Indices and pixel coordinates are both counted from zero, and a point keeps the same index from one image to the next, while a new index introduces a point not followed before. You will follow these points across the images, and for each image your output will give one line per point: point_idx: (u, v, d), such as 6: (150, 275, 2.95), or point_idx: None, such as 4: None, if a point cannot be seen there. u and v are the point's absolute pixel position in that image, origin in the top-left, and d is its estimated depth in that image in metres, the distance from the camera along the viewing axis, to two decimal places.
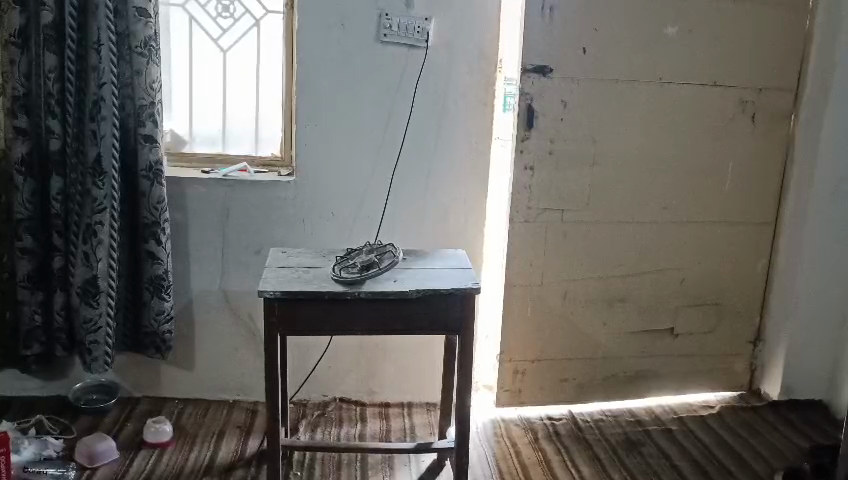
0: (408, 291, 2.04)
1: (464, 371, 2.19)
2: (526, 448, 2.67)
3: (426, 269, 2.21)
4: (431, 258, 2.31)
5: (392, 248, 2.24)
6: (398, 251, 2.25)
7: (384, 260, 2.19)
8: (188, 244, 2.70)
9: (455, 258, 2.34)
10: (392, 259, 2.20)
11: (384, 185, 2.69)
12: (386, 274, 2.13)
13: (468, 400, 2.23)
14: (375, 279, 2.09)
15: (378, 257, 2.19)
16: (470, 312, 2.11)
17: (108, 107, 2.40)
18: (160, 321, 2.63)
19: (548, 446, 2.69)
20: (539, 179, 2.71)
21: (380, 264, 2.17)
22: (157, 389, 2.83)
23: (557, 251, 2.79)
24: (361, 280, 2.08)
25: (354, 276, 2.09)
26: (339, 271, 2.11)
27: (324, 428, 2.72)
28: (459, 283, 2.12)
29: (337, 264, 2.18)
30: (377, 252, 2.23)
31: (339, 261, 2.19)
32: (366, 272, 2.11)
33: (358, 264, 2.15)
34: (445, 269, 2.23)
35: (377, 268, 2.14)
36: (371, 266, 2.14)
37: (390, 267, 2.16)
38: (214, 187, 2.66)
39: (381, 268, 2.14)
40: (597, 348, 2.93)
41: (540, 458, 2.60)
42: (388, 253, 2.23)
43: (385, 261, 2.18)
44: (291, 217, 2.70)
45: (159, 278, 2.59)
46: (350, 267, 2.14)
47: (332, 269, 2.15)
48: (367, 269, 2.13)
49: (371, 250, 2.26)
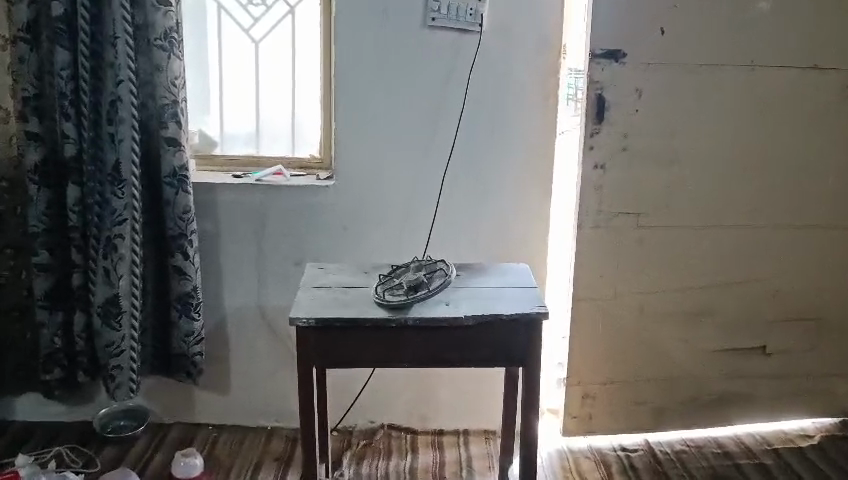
0: (463, 317, 1.74)
1: (530, 410, 1.88)
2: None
3: (483, 290, 1.90)
4: (488, 276, 2.00)
5: (443, 264, 1.93)
6: (450, 267, 1.94)
7: (433, 280, 1.88)
8: (219, 256, 2.45)
9: (517, 275, 2.02)
10: (444, 279, 1.89)
11: (433, 192, 2.39)
12: (438, 297, 1.82)
13: (535, 442, 1.91)
14: (425, 303, 1.79)
15: (425, 274, 1.88)
16: (536, 340, 1.80)
17: (126, 107, 2.16)
18: (189, 342, 2.40)
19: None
20: (610, 180, 2.38)
21: (428, 285, 1.86)
22: (189, 414, 2.59)
23: (632, 261, 2.45)
24: (408, 303, 1.78)
25: (399, 300, 1.79)
26: (380, 294, 1.81)
27: (371, 460, 2.44)
28: (523, 307, 1.80)
29: (378, 284, 1.88)
30: (425, 269, 1.92)
31: (382, 281, 1.89)
32: (413, 296, 1.80)
33: (402, 284, 1.85)
34: (506, 289, 1.92)
35: (426, 290, 1.83)
36: (417, 287, 1.84)
37: (441, 288, 1.85)
38: (245, 193, 2.40)
39: (432, 291, 1.84)
40: (678, 370, 2.58)
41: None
42: (437, 270, 1.93)
43: (434, 282, 1.87)
44: (329, 230, 2.43)
45: (187, 295, 2.36)
46: (393, 289, 1.83)
47: (373, 290, 1.86)
48: (415, 292, 1.82)
49: (417, 267, 1.94)
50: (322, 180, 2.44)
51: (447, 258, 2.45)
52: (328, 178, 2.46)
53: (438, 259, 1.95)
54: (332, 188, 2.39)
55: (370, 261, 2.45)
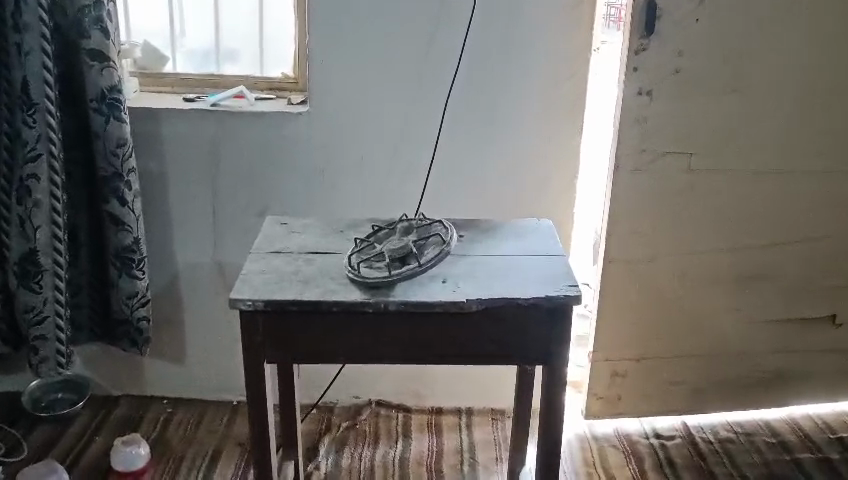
0: (464, 303, 1.28)
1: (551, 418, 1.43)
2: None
3: (493, 263, 1.43)
4: (499, 242, 1.53)
5: (443, 225, 1.45)
6: (450, 229, 1.47)
7: (427, 248, 1.40)
8: (167, 200, 1.98)
9: (537, 239, 1.55)
10: (442, 245, 1.41)
11: (432, 129, 1.90)
12: (434, 272, 1.35)
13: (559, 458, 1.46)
14: (413, 280, 1.33)
15: (415, 239, 1.41)
16: (562, 332, 1.33)
17: (32, 10, 1.66)
18: (132, 305, 1.96)
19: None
20: (657, 111, 1.87)
21: (419, 255, 1.39)
22: (140, 385, 2.18)
23: (679, 212, 1.97)
24: (391, 281, 1.32)
25: (378, 277, 1.32)
26: (354, 267, 1.35)
27: (354, 448, 2.03)
28: (545, 290, 1.34)
29: (352, 252, 1.41)
30: (416, 229, 1.44)
31: (357, 247, 1.42)
32: (397, 272, 1.34)
33: (384, 252, 1.38)
34: (523, 261, 1.44)
35: (416, 263, 1.36)
36: (404, 258, 1.37)
37: (438, 258, 1.38)
38: (195, 124, 1.92)
39: (426, 263, 1.37)
40: (728, 344, 2.12)
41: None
42: (433, 233, 1.45)
43: (427, 251, 1.40)
44: (301, 174, 1.95)
45: (127, 249, 1.91)
46: (371, 260, 1.37)
47: (346, 259, 1.39)
48: (400, 267, 1.35)
49: (406, 227, 1.47)
50: (291, 106, 1.94)
51: (446, 214, 1.98)
52: (301, 104, 1.96)
53: (434, 217, 1.48)
54: (304, 118, 1.90)
55: (350, 216, 1.99)
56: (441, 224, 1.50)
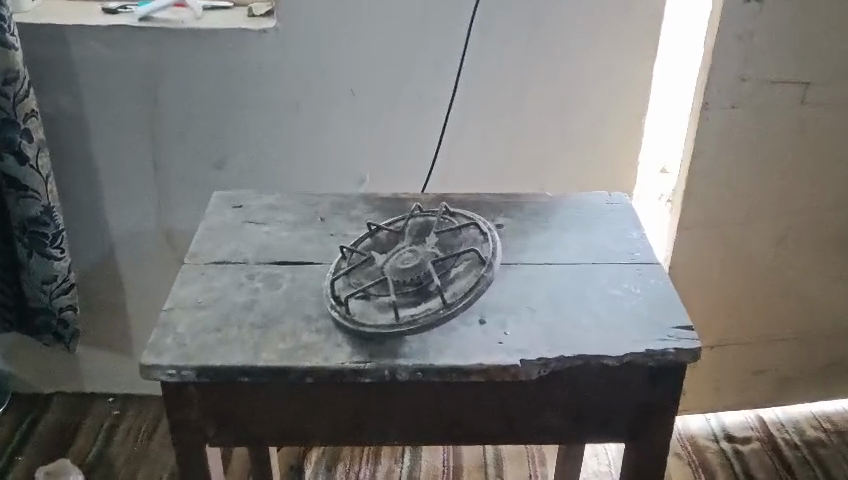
0: (516, 363, 0.81)
1: None
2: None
3: (555, 281, 0.93)
4: (558, 238, 1.02)
5: (477, 223, 0.95)
6: (488, 225, 0.97)
7: (455, 266, 0.90)
8: (89, 151, 1.46)
9: (613, 231, 1.04)
10: (477, 260, 0.91)
11: (449, 55, 1.36)
12: (468, 308, 0.86)
13: None
14: (435, 325, 0.84)
15: (435, 249, 0.90)
16: (666, 402, 0.86)
17: None
18: (51, 292, 1.48)
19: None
20: (770, 24, 1.31)
21: (442, 279, 0.89)
22: (77, 380, 1.73)
23: (782, 163, 1.45)
24: (399, 330, 0.83)
25: (377, 324, 0.83)
26: (340, 305, 0.86)
27: (349, 464, 1.60)
28: (646, 336, 0.85)
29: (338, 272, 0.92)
30: (436, 231, 0.93)
31: (346, 263, 0.93)
32: (408, 314, 0.85)
33: (387, 275, 0.88)
34: (601, 277, 0.95)
35: (439, 297, 0.86)
36: (418, 287, 0.87)
37: (472, 284, 0.88)
38: (117, 46, 1.36)
39: (453, 294, 0.87)
40: (827, 326, 1.65)
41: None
42: (462, 236, 0.94)
43: (455, 272, 0.89)
44: (267, 125, 1.43)
45: (35, 221, 1.40)
46: (368, 290, 0.87)
47: (327, 283, 0.90)
48: (412, 303, 0.86)
49: (421, 224, 0.96)
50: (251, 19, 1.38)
51: (461, 183, 1.48)
52: (265, 14, 1.40)
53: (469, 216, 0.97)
54: (269, 40, 1.35)
55: (333, 183, 1.49)
56: (473, 215, 0.99)
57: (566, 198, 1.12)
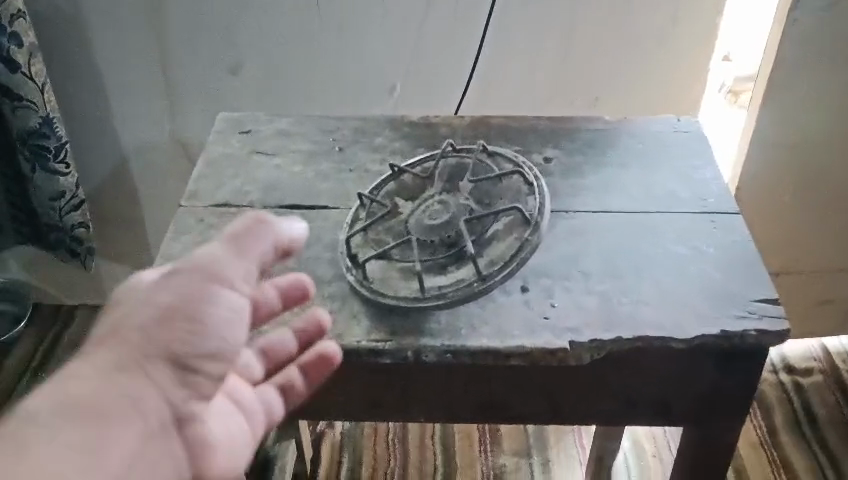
0: (564, 345, 0.68)
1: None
2: (757, 464, 1.40)
3: (612, 236, 0.79)
4: (616, 180, 0.87)
5: (522, 170, 0.80)
6: (534, 170, 0.81)
7: (492, 225, 0.76)
8: (88, 54, 1.31)
9: (680, 173, 0.88)
10: (520, 217, 0.77)
11: None
12: (507, 281, 0.73)
13: None
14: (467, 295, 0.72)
15: (471, 204, 0.76)
16: (739, 387, 0.73)
17: None
18: (61, 209, 1.37)
19: (793, 454, 1.41)
20: None
21: (477, 241, 0.75)
22: (98, 295, 1.65)
23: None
24: (425, 308, 0.71)
25: (398, 298, 0.71)
26: (357, 270, 0.73)
27: None
28: (722, 311, 0.71)
29: (356, 224, 0.79)
30: (473, 179, 0.79)
31: (366, 213, 0.79)
32: (436, 286, 0.72)
33: (413, 235, 0.74)
34: (667, 231, 0.80)
35: (472, 265, 0.73)
36: (448, 251, 0.74)
37: (513, 249, 0.74)
38: None
39: (489, 261, 0.74)
40: None
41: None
42: (503, 186, 0.80)
43: (492, 233, 0.76)
44: (285, 28, 1.26)
45: (34, 134, 1.28)
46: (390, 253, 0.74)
47: (343, 238, 0.77)
48: (441, 272, 0.73)
49: (455, 167, 0.82)
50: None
51: (503, 96, 1.32)
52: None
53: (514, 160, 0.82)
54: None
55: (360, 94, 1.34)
56: (517, 156, 0.84)
57: (626, 130, 0.95)
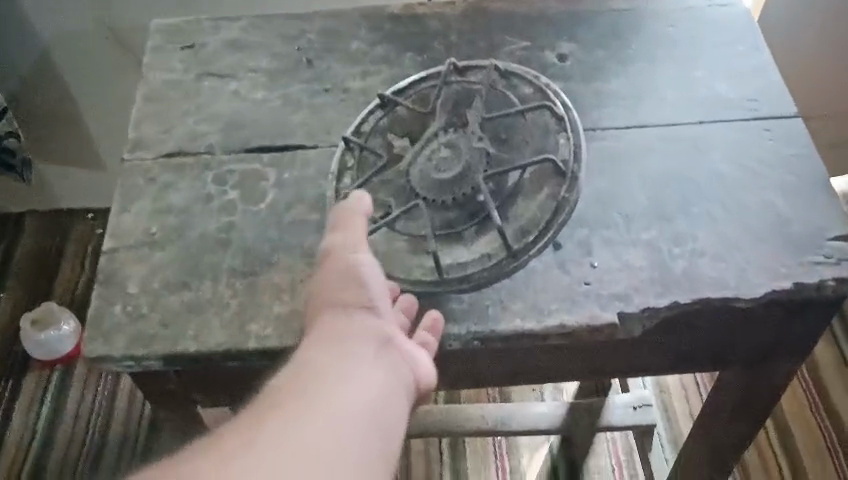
0: (612, 319, 0.57)
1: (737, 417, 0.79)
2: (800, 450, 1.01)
3: (652, 163, 0.66)
4: (649, 82, 0.72)
5: (547, 102, 0.66)
6: (558, 95, 0.68)
7: (515, 177, 0.64)
8: None
9: (723, 65, 0.73)
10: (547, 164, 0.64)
11: None
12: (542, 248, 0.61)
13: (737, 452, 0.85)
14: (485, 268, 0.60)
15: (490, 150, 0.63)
16: (803, 332, 0.64)
17: None
18: None
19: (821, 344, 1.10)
20: None
21: (498, 197, 0.63)
22: (45, 199, 1.49)
23: None
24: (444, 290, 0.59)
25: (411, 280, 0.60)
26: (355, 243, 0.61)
27: None
28: (792, 255, 0.59)
29: (345, 176, 0.65)
30: (488, 117, 0.65)
31: (356, 161, 0.65)
32: (457, 262, 0.61)
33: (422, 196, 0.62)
34: (714, 150, 0.66)
35: (496, 233, 0.61)
36: (466, 218, 0.62)
37: (543, 208, 0.62)
38: None
39: (516, 226, 0.62)
40: None
41: (814, 387, 1.06)
42: (523, 122, 0.66)
43: (515, 187, 0.63)
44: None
45: None
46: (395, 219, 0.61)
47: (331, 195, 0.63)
48: (461, 245, 0.61)
49: (461, 96, 0.67)
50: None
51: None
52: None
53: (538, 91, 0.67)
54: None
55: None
56: (534, 74, 0.70)
57: (650, 11, 0.78)
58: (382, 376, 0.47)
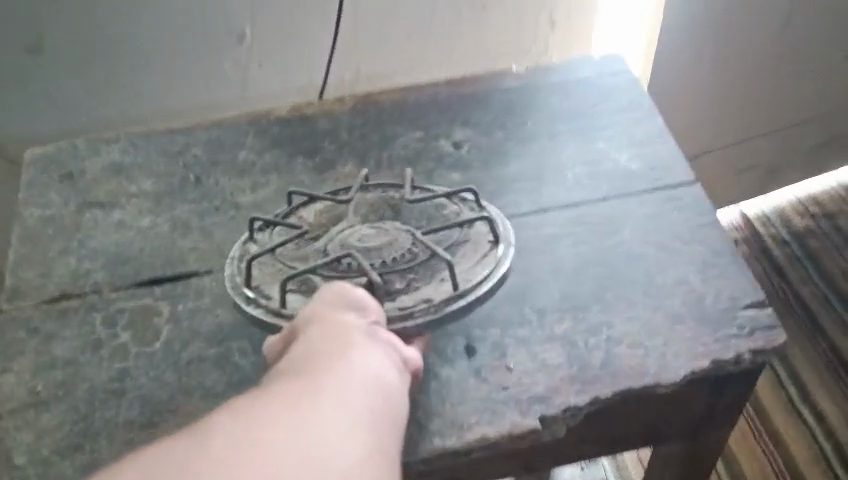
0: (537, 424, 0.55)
1: None
2: None
3: (558, 249, 0.65)
4: (545, 164, 0.72)
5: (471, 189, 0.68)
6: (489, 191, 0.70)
7: (454, 233, 0.65)
8: None
9: (619, 138, 0.74)
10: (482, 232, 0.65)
11: None
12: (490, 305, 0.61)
13: None
14: (423, 350, 0.59)
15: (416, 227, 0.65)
16: (730, 403, 0.63)
17: None
18: None
19: None
20: None
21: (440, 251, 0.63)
22: None
23: None
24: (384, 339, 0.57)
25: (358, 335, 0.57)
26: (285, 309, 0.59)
27: None
28: (709, 331, 0.59)
29: (270, 269, 0.63)
30: (416, 200, 0.66)
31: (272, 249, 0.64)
32: (397, 307, 0.59)
33: (356, 265, 0.61)
34: (624, 228, 0.66)
35: (444, 284, 0.61)
36: (407, 275, 0.61)
37: (482, 267, 0.63)
38: None
39: (461, 281, 0.61)
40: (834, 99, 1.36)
41: None
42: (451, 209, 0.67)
43: (455, 241, 0.64)
44: (33, 50, 0.90)
45: None
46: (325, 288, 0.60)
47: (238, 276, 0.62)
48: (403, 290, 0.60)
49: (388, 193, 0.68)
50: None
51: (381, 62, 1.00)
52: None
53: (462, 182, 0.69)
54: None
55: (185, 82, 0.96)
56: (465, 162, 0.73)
57: (549, 88, 0.80)
58: (373, 359, 0.48)
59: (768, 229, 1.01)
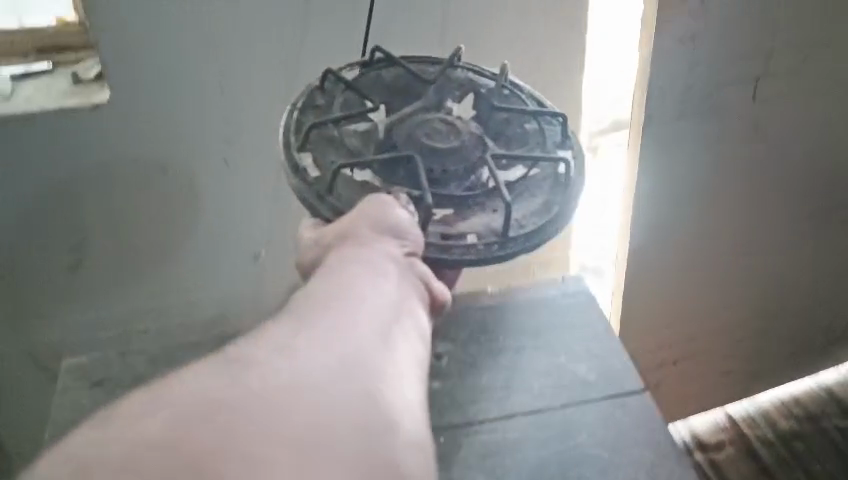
0: None
1: None
2: None
3: (526, 454, 0.74)
4: (515, 373, 0.82)
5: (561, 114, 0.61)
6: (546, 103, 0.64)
7: (523, 172, 0.58)
8: None
9: (578, 351, 0.85)
10: (541, 146, 0.59)
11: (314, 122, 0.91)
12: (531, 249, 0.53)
13: None
14: None
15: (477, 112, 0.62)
16: None
17: None
18: None
19: None
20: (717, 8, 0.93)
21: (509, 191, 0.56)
22: None
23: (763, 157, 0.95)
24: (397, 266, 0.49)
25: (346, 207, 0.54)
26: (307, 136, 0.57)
27: None
28: None
29: (309, 112, 0.60)
30: (494, 107, 0.61)
31: (327, 101, 0.61)
32: (435, 236, 0.54)
33: (396, 103, 0.62)
34: (582, 433, 0.75)
35: (495, 219, 0.54)
36: (457, 206, 0.55)
37: (530, 194, 0.56)
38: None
39: (509, 180, 0.57)
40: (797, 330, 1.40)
41: None
42: (527, 126, 0.61)
43: (521, 180, 0.57)
44: (73, 267, 0.96)
45: None
46: (353, 148, 0.57)
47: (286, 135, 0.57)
48: (457, 219, 0.54)
49: (442, 74, 0.64)
50: (59, 54, 0.92)
51: None
52: (94, 78, 0.89)
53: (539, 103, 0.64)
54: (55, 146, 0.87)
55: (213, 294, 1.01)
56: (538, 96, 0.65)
57: (528, 305, 0.91)
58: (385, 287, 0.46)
59: (756, 432, 0.91)
